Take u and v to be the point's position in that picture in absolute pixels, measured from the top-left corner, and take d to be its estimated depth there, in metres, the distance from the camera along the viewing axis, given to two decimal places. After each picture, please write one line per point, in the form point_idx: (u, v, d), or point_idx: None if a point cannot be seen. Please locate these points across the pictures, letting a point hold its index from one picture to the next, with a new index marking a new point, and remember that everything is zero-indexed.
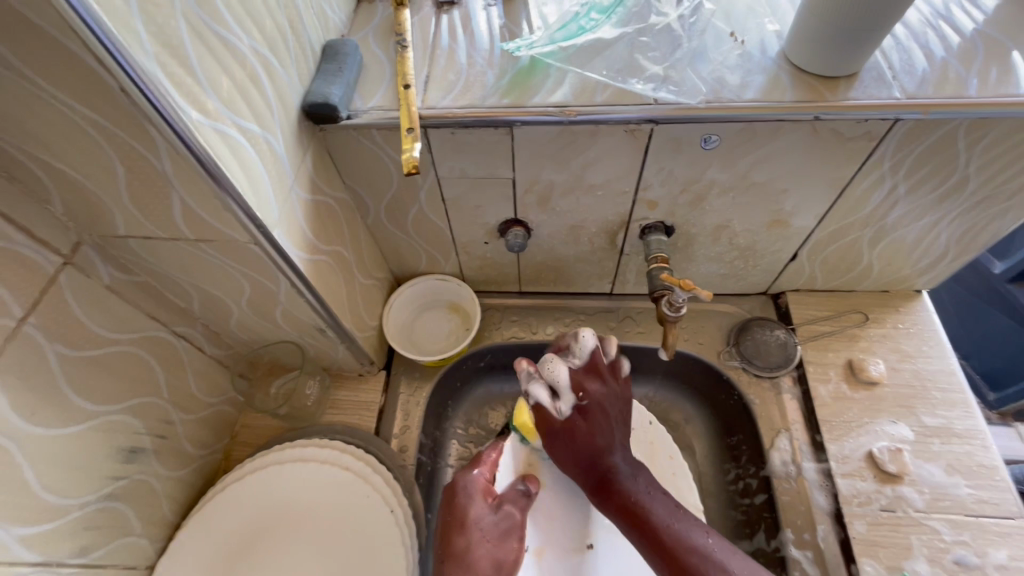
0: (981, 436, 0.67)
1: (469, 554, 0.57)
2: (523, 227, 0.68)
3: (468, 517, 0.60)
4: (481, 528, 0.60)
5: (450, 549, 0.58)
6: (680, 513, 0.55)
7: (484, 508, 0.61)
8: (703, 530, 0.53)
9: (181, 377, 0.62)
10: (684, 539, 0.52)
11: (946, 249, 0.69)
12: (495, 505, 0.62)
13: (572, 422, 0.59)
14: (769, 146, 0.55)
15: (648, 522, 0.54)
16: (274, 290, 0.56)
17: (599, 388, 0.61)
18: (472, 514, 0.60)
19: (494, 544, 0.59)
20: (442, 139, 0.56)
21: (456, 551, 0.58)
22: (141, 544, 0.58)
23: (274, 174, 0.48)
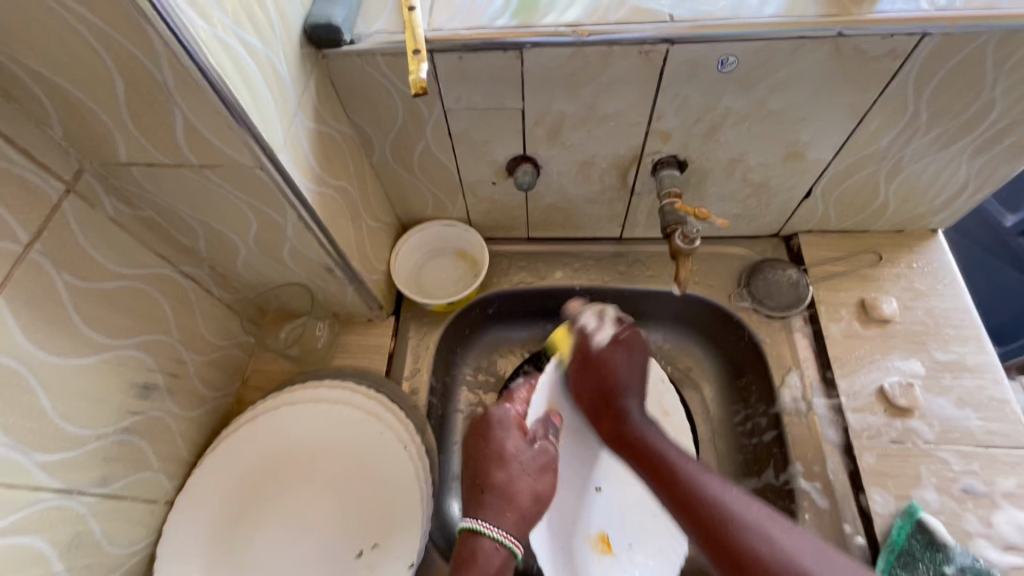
0: (992, 371, 0.66)
1: (511, 486, 0.59)
2: (532, 164, 0.67)
3: (506, 452, 0.61)
4: (520, 461, 0.61)
5: (489, 481, 0.60)
6: (698, 465, 0.55)
7: (520, 441, 0.63)
8: (721, 481, 0.53)
9: (190, 317, 0.62)
10: (699, 488, 0.52)
11: (964, 183, 0.68)
12: (529, 439, 0.64)
13: (592, 373, 0.65)
14: (788, 68, 0.53)
15: (665, 467, 0.56)
16: (281, 225, 0.55)
17: (623, 355, 0.66)
18: (511, 447, 0.62)
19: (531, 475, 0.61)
20: (449, 65, 0.54)
21: (497, 483, 0.59)
22: (160, 479, 0.59)
23: (279, 99, 0.46)
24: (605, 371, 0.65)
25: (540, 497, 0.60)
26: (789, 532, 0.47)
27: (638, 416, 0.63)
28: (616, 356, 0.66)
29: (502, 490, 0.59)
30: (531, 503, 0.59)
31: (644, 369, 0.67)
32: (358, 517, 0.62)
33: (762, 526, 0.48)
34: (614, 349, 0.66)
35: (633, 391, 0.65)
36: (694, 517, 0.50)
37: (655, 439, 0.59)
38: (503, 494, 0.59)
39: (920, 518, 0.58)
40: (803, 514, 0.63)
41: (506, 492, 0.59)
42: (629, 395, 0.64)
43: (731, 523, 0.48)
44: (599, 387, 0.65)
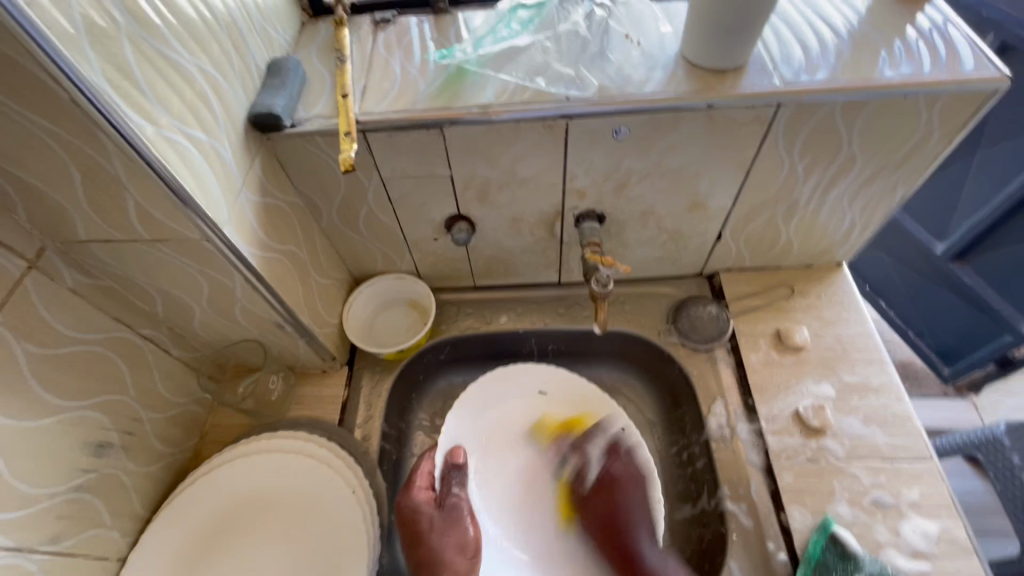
0: (895, 390, 0.73)
1: (436, 555, 0.64)
2: (467, 223, 0.74)
3: (422, 528, 0.66)
4: (434, 529, 0.66)
5: (421, 557, 0.65)
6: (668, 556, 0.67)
7: (432, 509, 0.68)
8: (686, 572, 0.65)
9: (147, 377, 0.66)
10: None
11: (852, 222, 0.76)
12: (440, 503, 0.69)
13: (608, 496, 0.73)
14: (675, 134, 0.62)
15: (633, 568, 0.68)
16: (231, 288, 0.60)
17: (621, 468, 0.73)
18: (425, 525, 0.66)
19: (448, 534, 0.66)
20: (380, 142, 0.62)
21: (424, 559, 0.65)
22: (113, 536, 0.62)
23: (221, 179, 0.53)
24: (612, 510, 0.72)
25: (471, 548, 0.67)
26: None
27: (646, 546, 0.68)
28: (613, 495, 0.72)
29: (435, 564, 0.64)
30: (458, 554, 0.65)
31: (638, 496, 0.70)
32: (307, 566, 0.64)
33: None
34: (603, 495, 0.73)
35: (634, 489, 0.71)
36: None
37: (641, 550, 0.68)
38: (434, 565, 0.64)
39: (833, 531, 0.63)
40: (731, 535, 0.67)
41: (440, 562, 0.64)
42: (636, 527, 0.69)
43: None
44: (606, 523, 0.72)
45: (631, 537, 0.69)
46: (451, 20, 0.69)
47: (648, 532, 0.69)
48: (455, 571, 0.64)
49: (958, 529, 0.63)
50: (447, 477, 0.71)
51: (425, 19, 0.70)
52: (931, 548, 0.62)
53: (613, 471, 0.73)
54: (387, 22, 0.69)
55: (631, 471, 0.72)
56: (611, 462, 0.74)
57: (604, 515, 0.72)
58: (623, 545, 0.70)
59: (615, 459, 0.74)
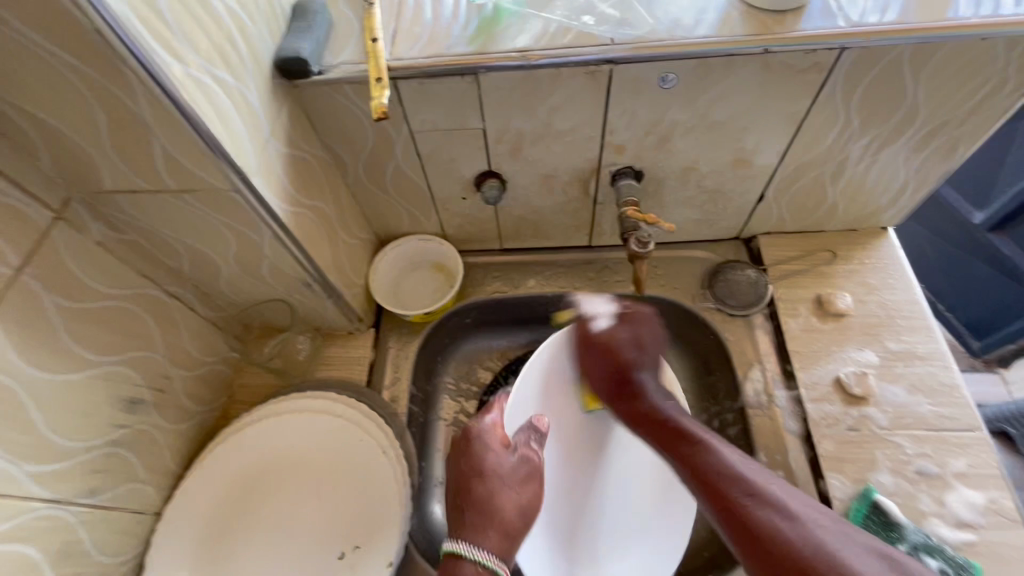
0: (942, 358, 0.70)
1: (494, 501, 0.57)
2: (498, 179, 0.71)
3: (486, 466, 0.59)
4: (501, 475, 0.59)
5: (471, 498, 0.57)
6: (717, 436, 0.56)
7: (501, 451, 0.61)
8: (738, 453, 0.53)
9: (176, 334, 0.65)
10: (718, 463, 0.52)
11: (905, 182, 0.72)
12: (508, 447, 0.62)
13: (602, 355, 0.66)
14: (725, 83, 0.58)
15: (664, 432, 0.58)
16: (258, 243, 0.58)
17: (627, 328, 0.66)
18: (491, 463, 0.59)
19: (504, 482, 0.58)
20: (411, 91, 0.58)
21: (478, 500, 0.57)
22: (147, 491, 0.62)
23: (250, 127, 0.50)
24: (615, 350, 0.66)
25: (527, 510, 0.58)
26: (783, 487, 0.49)
27: (654, 393, 0.63)
28: (624, 337, 0.66)
29: (487, 509, 0.56)
30: (516, 511, 0.57)
31: (657, 345, 0.67)
32: (339, 524, 0.64)
33: (782, 500, 0.48)
34: (620, 331, 0.66)
35: (647, 368, 0.66)
36: (715, 498, 0.50)
37: (675, 415, 0.60)
38: (487, 512, 0.56)
39: (874, 499, 0.61)
40: None
41: (492, 510, 0.56)
42: (644, 369, 0.66)
43: (753, 500, 0.48)
44: (611, 364, 0.66)
45: (636, 375, 0.65)
46: None
47: (652, 369, 0.66)
48: (506, 527, 0.56)
49: (1006, 500, 0.61)
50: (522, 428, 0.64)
51: None
52: (976, 519, 0.60)
53: (625, 311, 0.68)
54: None
55: (636, 322, 0.67)
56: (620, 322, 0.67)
57: (614, 353, 0.66)
58: (628, 383, 0.65)
59: (623, 323, 0.67)
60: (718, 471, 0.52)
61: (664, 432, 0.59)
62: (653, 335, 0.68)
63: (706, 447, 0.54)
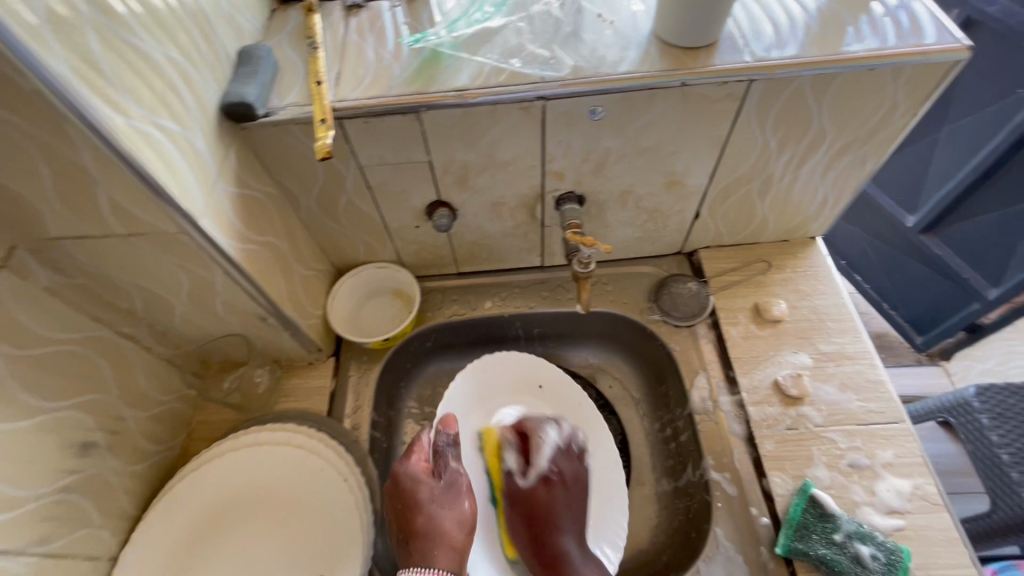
0: (868, 356, 0.76)
1: (434, 525, 0.61)
2: (448, 208, 0.74)
3: (421, 499, 0.62)
4: (432, 498, 0.63)
5: (415, 528, 0.61)
6: None
7: (431, 483, 0.64)
8: None
9: (129, 375, 0.65)
10: None
11: (825, 196, 0.78)
12: (439, 476, 0.65)
13: (527, 501, 0.71)
14: (650, 113, 0.62)
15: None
16: (211, 281, 0.60)
17: (567, 464, 0.72)
18: (424, 495, 0.63)
19: (446, 510, 0.63)
20: (357, 129, 0.61)
21: (420, 527, 0.61)
22: (103, 536, 0.61)
23: (196, 170, 0.52)
24: (542, 504, 0.69)
25: (467, 522, 0.63)
26: None
27: (574, 555, 0.66)
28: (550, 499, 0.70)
29: (431, 533, 0.61)
30: (459, 528, 0.62)
31: (581, 502, 0.70)
32: (304, 554, 0.64)
33: None
34: (546, 488, 0.70)
35: (568, 530, 0.68)
36: None
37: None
38: (430, 535, 0.60)
39: (811, 493, 0.66)
40: (717, 503, 0.69)
41: (435, 534, 0.61)
42: (564, 532, 0.68)
43: None
44: (522, 514, 0.70)
45: (557, 537, 0.67)
46: (423, 4, 0.69)
47: (574, 530, 0.68)
48: (453, 546, 0.61)
49: (929, 485, 0.66)
50: (443, 449, 0.68)
51: (397, 3, 0.69)
52: (904, 505, 0.65)
53: (558, 470, 0.71)
54: (358, 7, 0.69)
55: (578, 468, 0.72)
56: (558, 458, 0.72)
57: (527, 512, 0.70)
58: (541, 535, 0.68)
59: (565, 455, 0.73)
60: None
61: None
62: (582, 489, 0.71)
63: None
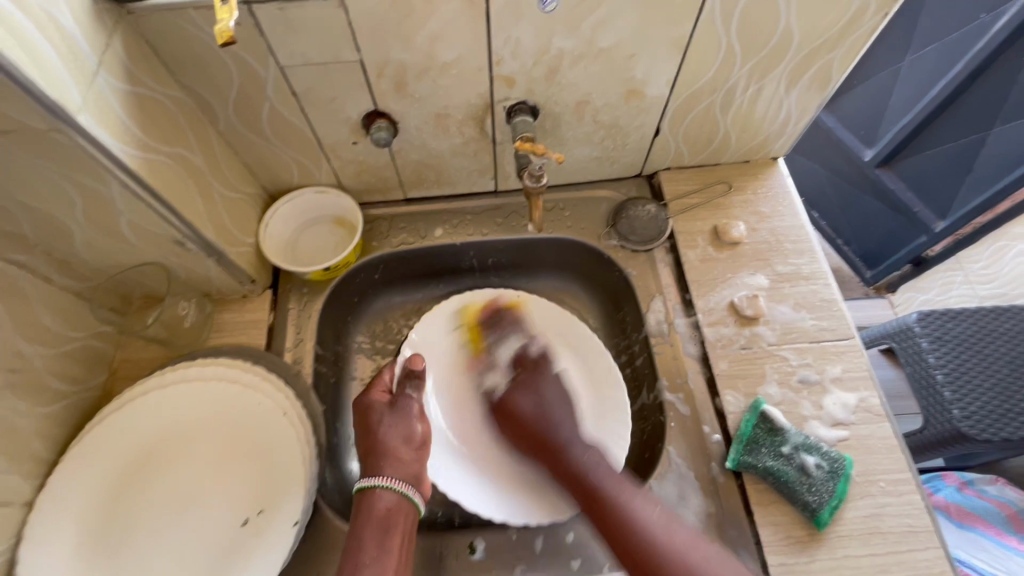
0: (823, 276, 0.75)
1: (382, 446, 0.61)
2: (388, 120, 0.67)
3: (371, 423, 0.63)
4: (380, 423, 0.63)
5: (365, 450, 0.62)
6: (627, 485, 0.59)
7: (384, 408, 0.64)
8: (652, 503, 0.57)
9: (27, 308, 0.58)
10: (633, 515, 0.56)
11: (789, 111, 0.75)
12: (393, 403, 0.65)
13: (526, 416, 0.67)
14: (607, 5, 0.56)
15: (593, 501, 0.58)
16: (108, 196, 0.52)
17: (529, 402, 0.67)
18: (375, 420, 0.63)
19: (394, 429, 0.63)
20: (271, 17, 0.53)
21: (370, 447, 0.62)
22: (13, 482, 0.56)
23: (67, 55, 0.44)
24: (517, 412, 0.68)
25: (424, 442, 0.64)
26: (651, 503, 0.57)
27: (573, 442, 0.63)
28: (540, 398, 0.67)
29: (380, 453, 0.61)
30: (404, 444, 0.62)
31: (564, 398, 0.68)
32: (242, 491, 0.61)
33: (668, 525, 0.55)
34: (516, 389, 0.70)
35: (566, 427, 0.65)
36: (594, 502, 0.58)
37: (591, 472, 0.60)
38: (379, 453, 0.61)
39: (763, 410, 0.66)
40: (670, 423, 0.69)
41: (383, 451, 0.61)
42: (569, 443, 0.63)
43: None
44: (528, 437, 0.66)
45: (557, 429, 0.64)
46: None
47: (572, 433, 0.64)
48: (401, 460, 0.61)
49: (873, 397, 0.67)
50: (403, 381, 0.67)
51: None
52: (849, 417, 0.66)
53: (524, 388, 0.69)
54: None
55: (545, 380, 0.69)
56: (517, 360, 0.74)
57: (523, 438, 0.66)
58: (546, 446, 0.64)
59: (518, 360, 0.74)
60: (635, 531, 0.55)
61: (592, 494, 0.58)
62: (558, 391, 0.68)
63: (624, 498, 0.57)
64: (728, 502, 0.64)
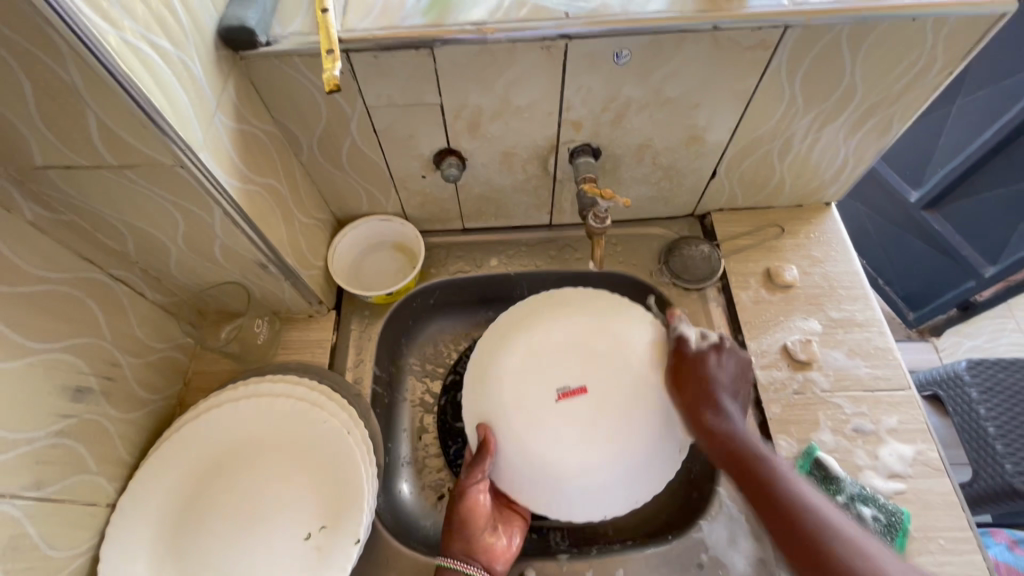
0: (878, 324, 0.75)
1: (477, 512, 0.63)
2: (457, 157, 0.71)
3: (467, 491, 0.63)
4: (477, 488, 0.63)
5: (454, 518, 0.63)
6: (795, 476, 0.52)
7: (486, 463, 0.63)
8: (817, 494, 0.50)
9: (122, 320, 0.62)
10: (799, 499, 0.49)
11: (845, 159, 0.76)
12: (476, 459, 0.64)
13: (695, 382, 0.60)
14: (677, 60, 0.59)
15: (744, 468, 0.53)
16: (209, 222, 0.56)
17: (714, 360, 0.62)
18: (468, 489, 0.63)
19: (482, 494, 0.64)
20: (365, 64, 0.57)
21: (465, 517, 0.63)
22: (99, 482, 0.59)
23: (194, 99, 0.48)
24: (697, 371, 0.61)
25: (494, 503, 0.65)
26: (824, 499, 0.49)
27: (731, 424, 0.57)
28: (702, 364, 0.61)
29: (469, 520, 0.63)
30: (483, 511, 0.63)
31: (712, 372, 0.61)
32: (305, 506, 0.63)
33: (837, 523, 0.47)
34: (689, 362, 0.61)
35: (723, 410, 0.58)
36: (755, 484, 0.52)
37: (742, 435, 0.56)
38: (467, 521, 0.63)
39: (817, 456, 0.66)
40: None
41: (471, 518, 0.63)
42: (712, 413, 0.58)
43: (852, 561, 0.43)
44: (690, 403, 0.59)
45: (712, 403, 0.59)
46: None
47: (719, 399, 0.59)
48: (475, 534, 0.62)
49: (931, 450, 0.66)
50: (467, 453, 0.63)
51: None
52: (906, 469, 0.65)
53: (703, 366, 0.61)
54: None
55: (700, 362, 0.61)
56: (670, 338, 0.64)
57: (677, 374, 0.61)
58: (704, 427, 0.57)
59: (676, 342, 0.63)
60: (806, 512, 0.48)
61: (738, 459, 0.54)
62: (709, 386, 0.60)
63: (778, 467, 0.52)
64: (780, 549, 0.63)
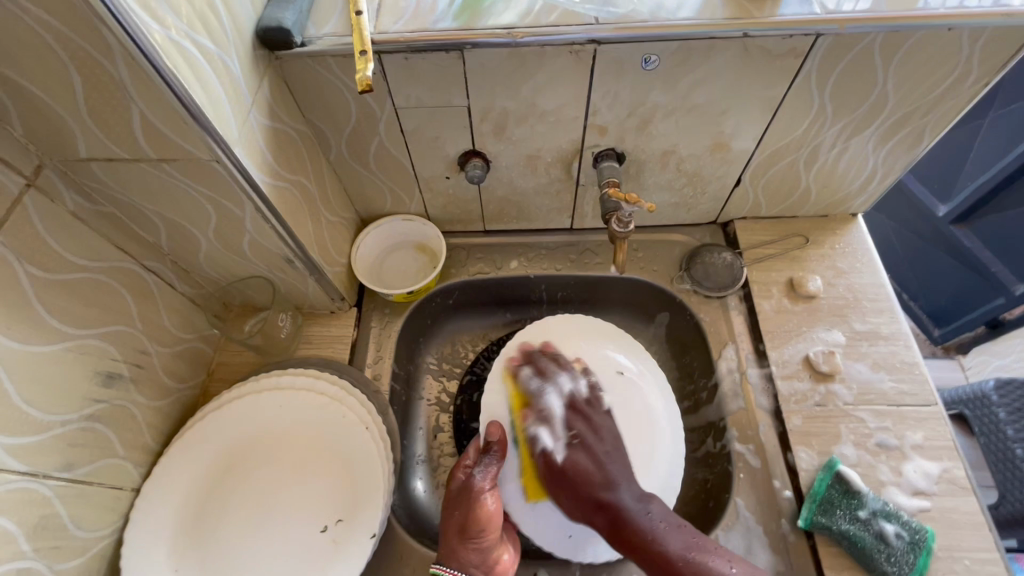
0: (904, 338, 0.73)
1: (491, 518, 0.61)
2: (482, 159, 0.71)
3: (481, 495, 0.63)
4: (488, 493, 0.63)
5: (463, 524, 0.61)
6: (681, 530, 0.59)
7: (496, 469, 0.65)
8: (689, 535, 0.58)
9: (152, 310, 0.64)
10: (660, 542, 0.57)
11: (874, 170, 0.75)
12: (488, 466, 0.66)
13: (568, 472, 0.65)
14: (705, 67, 0.59)
15: (603, 507, 0.62)
16: (240, 217, 0.58)
17: (587, 430, 0.68)
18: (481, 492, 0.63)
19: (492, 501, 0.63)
20: (396, 65, 0.58)
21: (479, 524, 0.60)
22: (125, 466, 0.61)
23: (233, 97, 0.50)
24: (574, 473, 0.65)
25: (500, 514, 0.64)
26: (675, 531, 0.58)
27: (629, 503, 0.61)
28: (596, 423, 0.69)
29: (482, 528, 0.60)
30: (493, 519, 0.62)
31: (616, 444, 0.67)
32: (323, 497, 0.64)
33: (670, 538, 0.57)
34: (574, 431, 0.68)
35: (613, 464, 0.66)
36: (628, 539, 0.59)
37: (627, 512, 0.60)
38: (482, 528, 0.60)
39: (839, 469, 0.64)
40: (738, 473, 0.68)
41: (484, 524, 0.61)
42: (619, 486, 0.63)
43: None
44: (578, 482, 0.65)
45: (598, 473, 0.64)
46: None
47: (621, 480, 0.64)
48: (485, 543, 0.60)
49: (958, 469, 0.65)
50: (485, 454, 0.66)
51: None
52: (931, 487, 0.64)
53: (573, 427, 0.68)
54: None
55: (589, 426, 0.68)
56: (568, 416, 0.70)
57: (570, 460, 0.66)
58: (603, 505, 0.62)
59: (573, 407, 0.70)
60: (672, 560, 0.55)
61: (610, 514, 0.61)
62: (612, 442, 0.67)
63: (647, 527, 0.59)
64: (798, 563, 0.62)
